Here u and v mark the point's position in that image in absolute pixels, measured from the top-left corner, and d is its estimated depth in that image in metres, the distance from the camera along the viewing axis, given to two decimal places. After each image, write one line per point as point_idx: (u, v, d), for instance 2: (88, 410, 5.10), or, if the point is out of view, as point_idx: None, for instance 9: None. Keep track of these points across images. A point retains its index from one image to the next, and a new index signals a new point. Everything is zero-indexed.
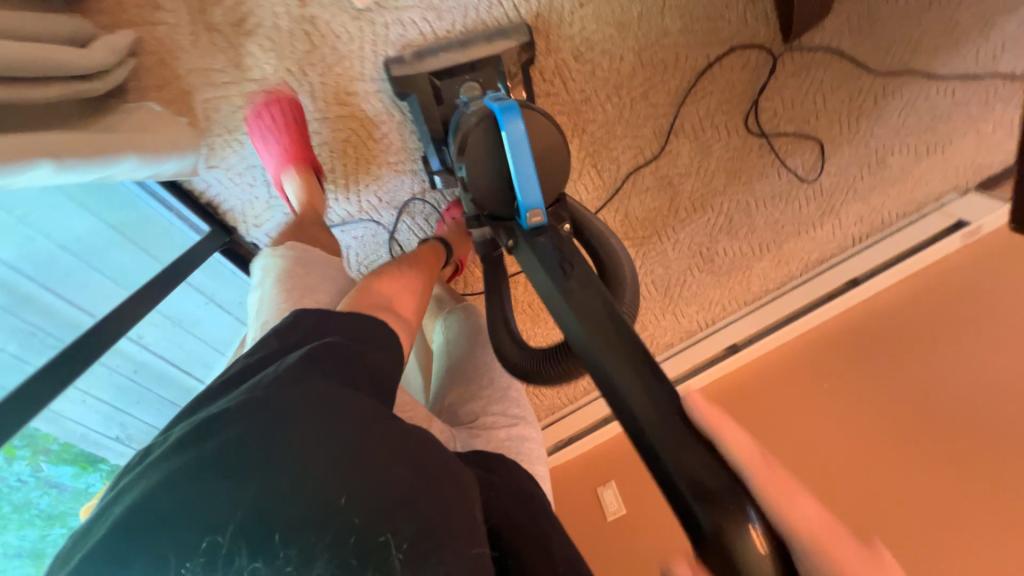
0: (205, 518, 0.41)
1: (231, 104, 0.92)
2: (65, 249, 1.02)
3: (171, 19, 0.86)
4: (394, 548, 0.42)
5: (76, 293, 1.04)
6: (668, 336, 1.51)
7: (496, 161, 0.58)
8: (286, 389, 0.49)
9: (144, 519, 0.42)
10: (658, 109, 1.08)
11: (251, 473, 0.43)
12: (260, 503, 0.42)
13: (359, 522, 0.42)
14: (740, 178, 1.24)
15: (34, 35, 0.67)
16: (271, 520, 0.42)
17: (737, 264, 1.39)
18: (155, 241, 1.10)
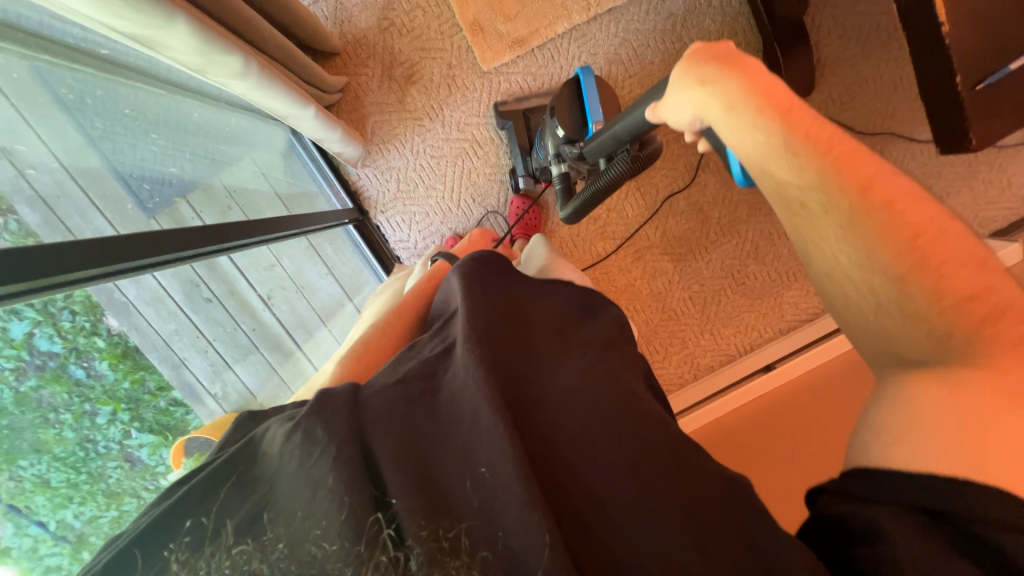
0: (204, 534, 0.46)
1: (389, 126, 1.37)
2: (225, 185, 1.18)
3: (366, 70, 1.32)
4: (384, 522, 0.45)
5: (212, 207, 1.10)
6: (709, 357, 1.62)
7: (575, 102, 1.01)
8: (250, 445, 0.53)
9: (149, 543, 0.47)
10: (687, 150, 1.44)
11: (228, 505, 0.48)
12: (246, 520, 0.46)
13: (355, 495, 0.46)
14: (761, 210, 1.50)
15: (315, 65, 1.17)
16: (265, 520, 0.46)
17: (768, 289, 1.57)
18: (295, 203, 1.35)
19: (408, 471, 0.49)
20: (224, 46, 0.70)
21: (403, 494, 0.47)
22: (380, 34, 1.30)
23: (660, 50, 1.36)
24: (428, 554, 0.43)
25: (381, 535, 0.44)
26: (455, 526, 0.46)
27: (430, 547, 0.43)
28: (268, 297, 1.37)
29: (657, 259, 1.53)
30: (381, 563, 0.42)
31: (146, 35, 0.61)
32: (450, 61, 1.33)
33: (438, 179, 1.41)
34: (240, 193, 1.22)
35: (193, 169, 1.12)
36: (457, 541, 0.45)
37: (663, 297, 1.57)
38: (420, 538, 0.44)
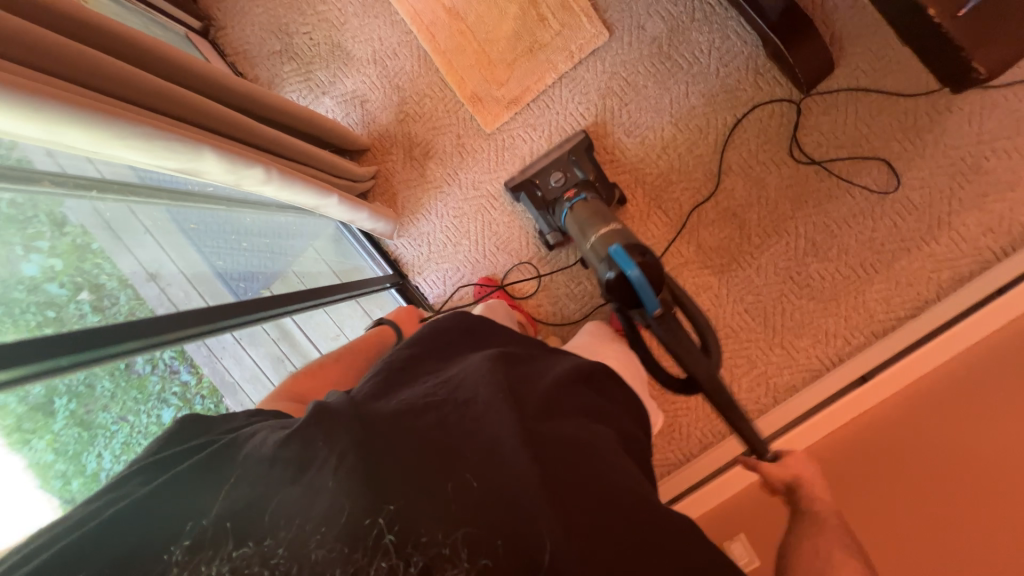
0: (188, 517, 0.56)
1: (416, 198, 1.55)
2: (293, 270, 1.44)
3: (393, 157, 1.55)
4: (383, 529, 0.54)
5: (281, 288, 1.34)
6: (786, 375, 1.41)
7: (622, 284, 1.00)
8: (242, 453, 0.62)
9: (127, 521, 0.56)
10: (704, 157, 1.38)
11: (228, 500, 0.57)
12: (240, 515, 0.56)
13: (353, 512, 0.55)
14: (809, 202, 1.35)
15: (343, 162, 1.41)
16: (258, 523, 0.55)
17: (842, 288, 1.37)
18: (349, 276, 1.56)
19: (411, 495, 0.56)
20: (245, 163, 0.89)
21: (396, 508, 0.55)
22: (399, 125, 1.53)
23: (652, 72, 1.38)
24: (429, 559, 0.53)
25: (382, 539, 0.54)
26: (452, 536, 0.54)
27: (431, 553, 0.53)
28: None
29: (696, 274, 1.43)
30: (380, 567, 0.52)
31: (182, 169, 0.82)
32: (459, 132, 1.50)
33: (463, 236, 1.54)
34: (305, 274, 1.46)
35: (266, 262, 1.40)
36: (455, 551, 0.53)
37: (713, 314, 1.44)
38: (418, 547, 0.53)
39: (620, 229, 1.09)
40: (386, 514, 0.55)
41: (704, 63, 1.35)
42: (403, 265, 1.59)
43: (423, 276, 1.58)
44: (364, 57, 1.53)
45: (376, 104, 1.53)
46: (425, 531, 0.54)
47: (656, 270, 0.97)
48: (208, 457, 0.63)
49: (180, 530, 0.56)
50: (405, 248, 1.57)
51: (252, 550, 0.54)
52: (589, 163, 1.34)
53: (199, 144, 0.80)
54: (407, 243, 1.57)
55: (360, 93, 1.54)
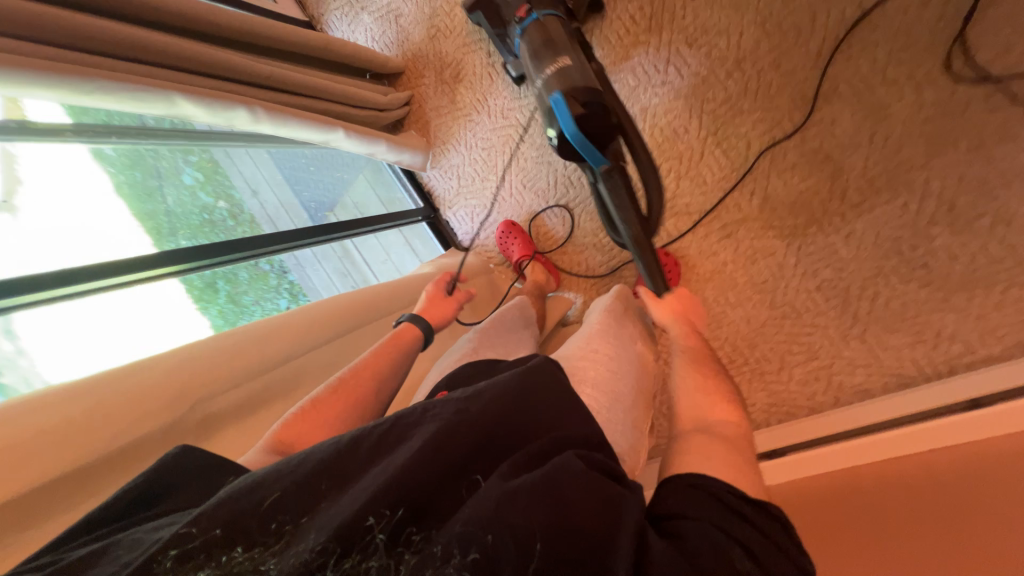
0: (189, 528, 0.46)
1: (447, 127, 1.46)
2: (350, 201, 1.55)
3: (425, 80, 1.45)
4: (378, 527, 0.46)
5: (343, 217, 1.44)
6: (856, 376, 1.10)
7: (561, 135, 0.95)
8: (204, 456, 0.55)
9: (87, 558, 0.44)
10: (796, 74, 1.00)
11: (234, 508, 0.47)
12: (242, 523, 0.47)
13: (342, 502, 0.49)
14: (958, 144, 0.91)
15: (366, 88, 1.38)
16: (255, 524, 0.47)
17: (982, 275, 0.95)
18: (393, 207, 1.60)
19: (412, 483, 0.48)
20: (229, 104, 0.91)
21: (397, 502, 0.47)
22: (431, 43, 1.41)
23: None
24: (422, 561, 0.44)
25: (364, 538, 0.45)
26: (447, 533, 0.45)
27: (424, 551, 0.44)
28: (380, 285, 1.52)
29: (756, 235, 1.13)
30: (373, 568, 0.44)
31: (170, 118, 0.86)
32: (490, 49, 1.32)
33: (490, 171, 1.43)
34: (359, 206, 1.55)
35: (331, 194, 1.52)
36: (447, 546, 0.44)
37: (771, 287, 1.15)
38: (410, 544, 0.46)
39: (571, 61, 0.95)
40: (382, 517, 0.46)
41: None
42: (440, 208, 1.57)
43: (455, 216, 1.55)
44: None
45: (409, 19, 1.42)
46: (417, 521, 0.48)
47: (598, 116, 0.90)
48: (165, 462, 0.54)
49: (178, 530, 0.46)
50: (439, 182, 1.54)
51: (241, 556, 0.45)
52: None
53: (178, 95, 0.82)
54: (440, 178, 1.54)
55: (395, 7, 1.44)
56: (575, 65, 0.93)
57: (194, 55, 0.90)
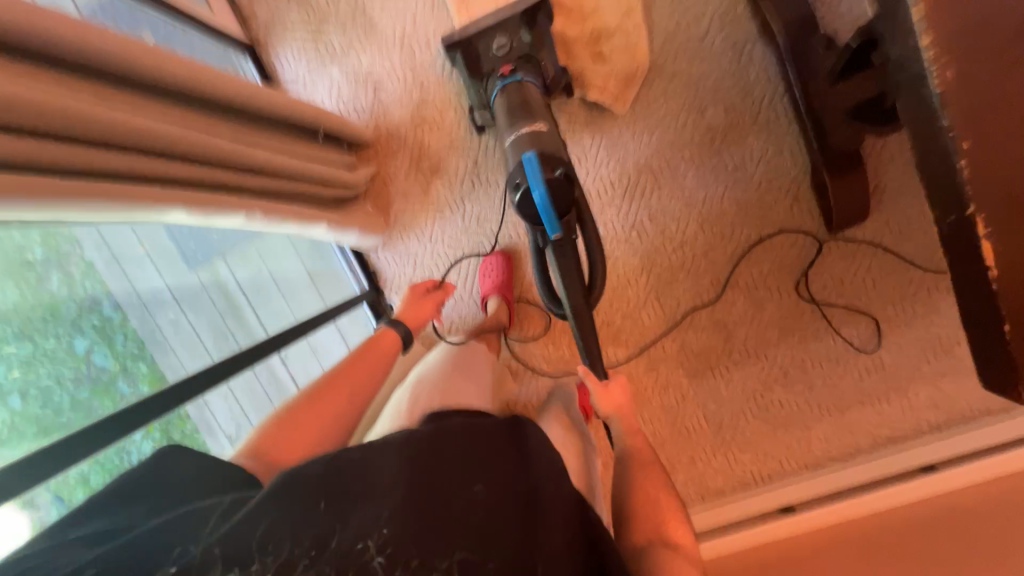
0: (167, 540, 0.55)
1: (412, 214, 1.40)
2: (271, 278, 1.41)
3: (397, 162, 1.37)
4: (373, 551, 0.57)
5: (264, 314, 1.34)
6: (719, 480, 1.49)
7: (523, 197, 0.90)
8: (182, 467, 0.65)
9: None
10: (715, 265, 1.35)
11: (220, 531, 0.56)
12: (228, 535, 0.55)
13: (342, 530, 0.59)
14: (795, 336, 1.38)
15: (329, 160, 1.25)
16: (260, 549, 0.55)
17: (795, 419, 1.44)
18: (327, 289, 1.48)
19: (422, 529, 0.61)
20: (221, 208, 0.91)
21: (405, 536, 0.59)
22: (413, 129, 1.34)
23: (695, 163, 1.29)
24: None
25: (367, 560, 0.57)
26: (448, 559, 0.59)
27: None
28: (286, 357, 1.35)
29: (671, 371, 1.44)
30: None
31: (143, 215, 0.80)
32: (476, 159, 1.34)
33: (453, 269, 1.42)
34: (283, 284, 1.43)
35: (251, 271, 1.36)
36: (447, 570, 0.58)
37: (674, 411, 1.47)
38: (409, 570, 0.57)
39: (547, 126, 0.98)
40: (381, 539, 0.59)
41: (749, 171, 1.28)
42: (386, 292, 1.46)
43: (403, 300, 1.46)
44: (390, 35, 1.30)
45: (392, 96, 1.33)
46: (417, 552, 0.59)
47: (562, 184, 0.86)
48: (161, 453, 0.65)
49: (177, 548, 0.54)
50: (391, 266, 1.44)
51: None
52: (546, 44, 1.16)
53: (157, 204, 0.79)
54: (392, 263, 1.43)
55: (377, 77, 1.32)
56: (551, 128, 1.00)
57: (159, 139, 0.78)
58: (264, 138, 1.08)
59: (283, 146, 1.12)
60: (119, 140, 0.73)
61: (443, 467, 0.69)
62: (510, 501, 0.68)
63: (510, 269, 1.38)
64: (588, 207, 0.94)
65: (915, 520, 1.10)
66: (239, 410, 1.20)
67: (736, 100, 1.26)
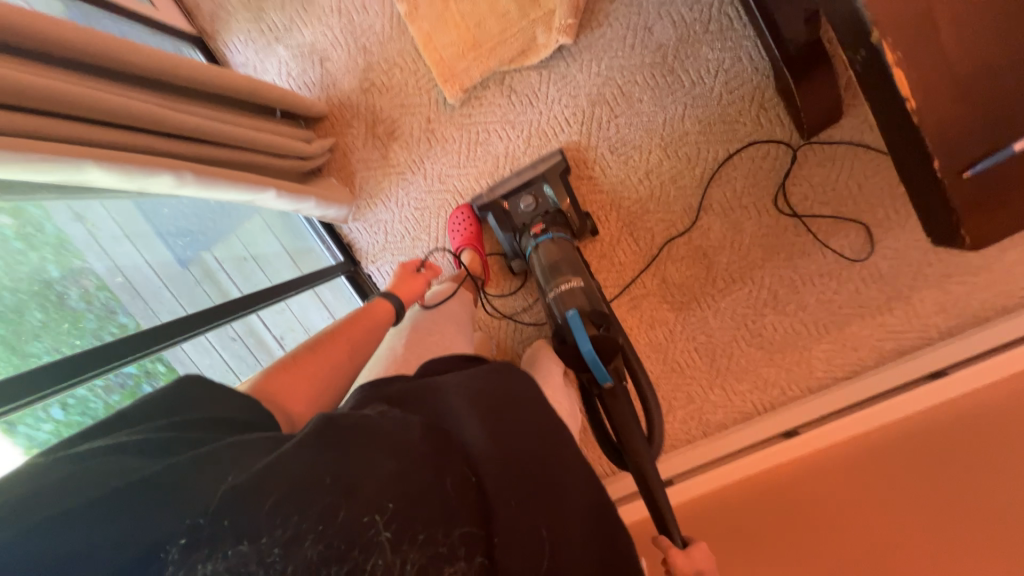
0: (178, 504, 0.49)
1: (376, 181, 1.41)
2: (250, 255, 1.43)
3: (353, 130, 1.38)
4: (381, 527, 0.52)
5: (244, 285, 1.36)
6: (719, 414, 1.45)
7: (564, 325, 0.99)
8: (196, 419, 0.59)
9: (49, 532, 0.45)
10: (686, 190, 1.30)
11: (228, 489, 0.50)
12: (242, 505, 0.50)
13: (354, 505, 0.52)
14: (780, 254, 1.31)
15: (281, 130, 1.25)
16: (270, 517, 0.50)
17: (792, 341, 1.37)
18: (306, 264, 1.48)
19: (435, 507, 0.55)
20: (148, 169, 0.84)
21: (412, 511, 0.54)
22: (363, 95, 1.35)
23: (650, 85, 1.24)
24: (427, 561, 0.53)
25: (374, 536, 0.52)
26: (451, 535, 0.55)
27: (428, 553, 0.53)
28: (279, 337, 1.40)
29: (656, 307, 1.40)
30: (377, 564, 0.51)
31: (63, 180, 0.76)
32: (429, 115, 1.33)
33: (423, 231, 1.42)
34: (263, 260, 1.45)
35: (229, 248, 1.39)
36: (451, 547, 0.54)
37: (664, 348, 1.43)
38: (415, 546, 0.53)
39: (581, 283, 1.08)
40: (387, 512, 0.53)
41: (707, 85, 1.22)
42: (362, 263, 1.49)
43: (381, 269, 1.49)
44: (327, 4, 1.30)
45: (338, 65, 1.33)
46: (426, 530, 0.54)
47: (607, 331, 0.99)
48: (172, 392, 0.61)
49: (184, 521, 0.48)
50: (364, 237, 1.46)
51: (247, 547, 0.49)
52: (561, 190, 1.24)
53: (74, 156, 0.72)
54: (365, 233, 1.46)
55: (320, 48, 1.33)
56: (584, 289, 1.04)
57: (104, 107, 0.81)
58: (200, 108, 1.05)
59: (224, 115, 1.10)
60: (16, 95, 0.70)
61: (457, 447, 0.61)
62: (528, 477, 0.61)
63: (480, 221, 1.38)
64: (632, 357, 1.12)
65: (916, 425, 1.03)
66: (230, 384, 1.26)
67: (684, 11, 1.20)
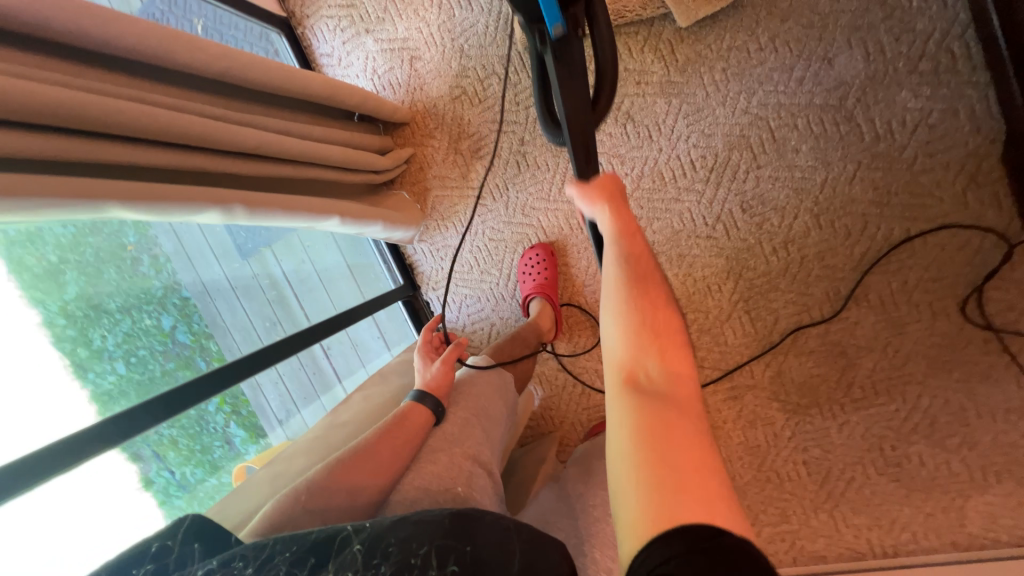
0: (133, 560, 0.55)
1: (449, 202, 1.23)
2: (316, 269, 1.33)
3: (435, 142, 1.21)
4: (354, 541, 0.57)
5: (311, 305, 1.28)
6: (820, 545, 1.16)
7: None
8: None
9: None
10: (836, 272, 1.00)
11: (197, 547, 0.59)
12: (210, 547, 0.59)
13: (320, 528, 0.60)
14: (952, 372, 0.99)
15: (348, 142, 1.05)
16: (242, 554, 0.57)
17: (942, 483, 1.05)
18: (366, 281, 1.37)
19: (417, 528, 0.57)
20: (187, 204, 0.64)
21: (390, 532, 0.57)
22: (452, 104, 1.17)
23: (813, 133, 0.95)
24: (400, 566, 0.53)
25: (344, 550, 0.56)
26: (426, 544, 0.55)
27: (400, 560, 0.53)
28: (328, 348, 1.27)
29: (761, 403, 1.13)
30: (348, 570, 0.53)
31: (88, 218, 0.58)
32: (522, 135, 1.13)
33: (494, 265, 1.24)
34: (327, 275, 1.35)
35: (297, 260, 1.30)
36: (425, 558, 0.53)
37: (762, 453, 1.16)
38: (384, 556, 0.55)
39: None
40: (360, 532, 0.58)
41: (897, 141, 0.91)
42: (423, 291, 1.34)
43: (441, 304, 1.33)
44: None
45: (429, 67, 1.16)
46: (399, 541, 0.56)
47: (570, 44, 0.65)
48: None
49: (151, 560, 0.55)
50: (428, 261, 1.31)
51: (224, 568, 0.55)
52: None
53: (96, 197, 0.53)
54: (431, 258, 1.30)
55: (412, 45, 1.16)
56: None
57: (185, 129, 0.68)
58: (258, 117, 0.85)
59: (290, 124, 0.91)
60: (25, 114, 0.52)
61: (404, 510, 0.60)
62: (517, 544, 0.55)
63: (556, 264, 1.17)
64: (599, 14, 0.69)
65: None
66: (288, 395, 1.17)
67: (885, 41, 0.88)
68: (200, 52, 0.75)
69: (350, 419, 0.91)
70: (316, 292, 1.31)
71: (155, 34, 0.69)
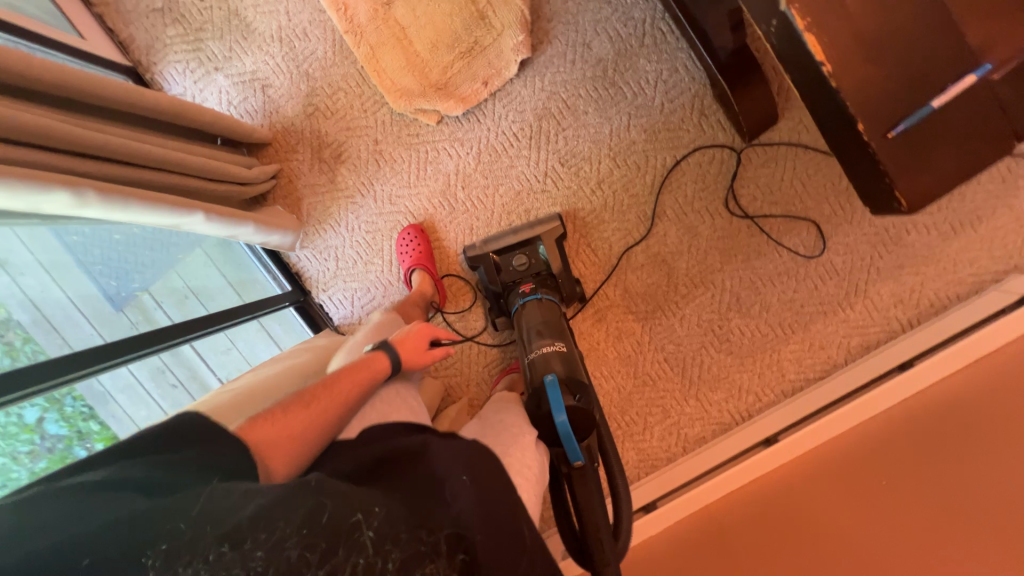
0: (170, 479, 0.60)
1: (323, 206, 1.36)
2: (191, 288, 1.33)
3: (299, 156, 1.34)
4: (364, 526, 0.56)
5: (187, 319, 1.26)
6: (697, 426, 1.39)
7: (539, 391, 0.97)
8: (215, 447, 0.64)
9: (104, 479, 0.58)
10: (639, 199, 1.29)
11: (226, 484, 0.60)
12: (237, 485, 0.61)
13: (334, 506, 0.56)
14: (737, 257, 1.31)
15: (212, 155, 1.15)
16: (252, 530, 0.53)
17: (759, 345, 1.35)
18: (250, 293, 1.40)
19: (419, 516, 0.59)
20: (35, 187, 0.72)
21: (400, 518, 0.58)
22: (307, 120, 1.32)
23: (593, 98, 1.25)
24: (410, 555, 0.55)
25: (358, 535, 0.55)
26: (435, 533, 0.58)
27: (412, 548, 0.55)
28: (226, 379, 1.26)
29: (621, 319, 1.36)
30: (358, 564, 0.53)
31: None
32: (376, 137, 1.31)
33: (376, 254, 1.37)
34: (204, 292, 1.35)
35: (168, 284, 1.30)
36: (435, 544, 0.57)
37: (633, 361, 1.38)
38: (398, 543, 0.55)
39: (563, 351, 1.07)
40: (372, 517, 0.57)
41: (648, 94, 1.24)
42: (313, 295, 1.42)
43: (333, 302, 1.41)
44: (267, 34, 1.29)
45: (281, 92, 1.31)
46: (406, 529, 0.57)
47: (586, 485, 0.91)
48: None
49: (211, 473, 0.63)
50: (313, 265, 1.40)
51: (233, 553, 0.51)
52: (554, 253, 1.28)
53: None
54: (315, 262, 1.39)
55: (262, 76, 1.31)
56: (563, 354, 1.06)
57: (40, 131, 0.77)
58: (108, 130, 0.93)
59: (145, 138, 1.00)
60: None
61: (426, 490, 0.63)
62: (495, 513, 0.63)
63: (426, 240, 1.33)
64: (612, 449, 0.96)
65: (912, 422, 1.01)
66: None
67: (619, 27, 1.22)
68: (54, 74, 0.84)
69: (239, 383, 0.97)
70: (192, 308, 1.29)
71: (17, 62, 0.78)
